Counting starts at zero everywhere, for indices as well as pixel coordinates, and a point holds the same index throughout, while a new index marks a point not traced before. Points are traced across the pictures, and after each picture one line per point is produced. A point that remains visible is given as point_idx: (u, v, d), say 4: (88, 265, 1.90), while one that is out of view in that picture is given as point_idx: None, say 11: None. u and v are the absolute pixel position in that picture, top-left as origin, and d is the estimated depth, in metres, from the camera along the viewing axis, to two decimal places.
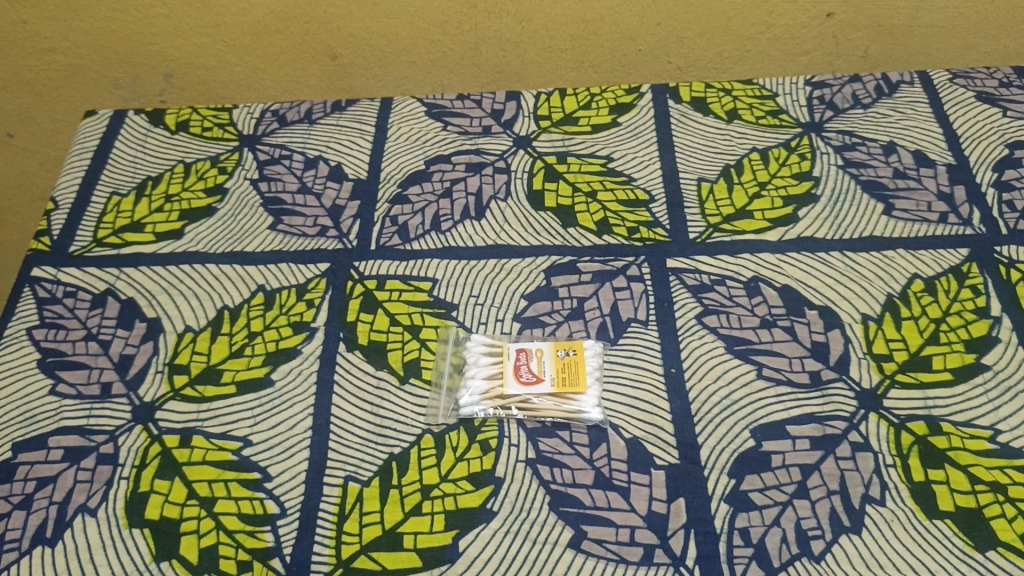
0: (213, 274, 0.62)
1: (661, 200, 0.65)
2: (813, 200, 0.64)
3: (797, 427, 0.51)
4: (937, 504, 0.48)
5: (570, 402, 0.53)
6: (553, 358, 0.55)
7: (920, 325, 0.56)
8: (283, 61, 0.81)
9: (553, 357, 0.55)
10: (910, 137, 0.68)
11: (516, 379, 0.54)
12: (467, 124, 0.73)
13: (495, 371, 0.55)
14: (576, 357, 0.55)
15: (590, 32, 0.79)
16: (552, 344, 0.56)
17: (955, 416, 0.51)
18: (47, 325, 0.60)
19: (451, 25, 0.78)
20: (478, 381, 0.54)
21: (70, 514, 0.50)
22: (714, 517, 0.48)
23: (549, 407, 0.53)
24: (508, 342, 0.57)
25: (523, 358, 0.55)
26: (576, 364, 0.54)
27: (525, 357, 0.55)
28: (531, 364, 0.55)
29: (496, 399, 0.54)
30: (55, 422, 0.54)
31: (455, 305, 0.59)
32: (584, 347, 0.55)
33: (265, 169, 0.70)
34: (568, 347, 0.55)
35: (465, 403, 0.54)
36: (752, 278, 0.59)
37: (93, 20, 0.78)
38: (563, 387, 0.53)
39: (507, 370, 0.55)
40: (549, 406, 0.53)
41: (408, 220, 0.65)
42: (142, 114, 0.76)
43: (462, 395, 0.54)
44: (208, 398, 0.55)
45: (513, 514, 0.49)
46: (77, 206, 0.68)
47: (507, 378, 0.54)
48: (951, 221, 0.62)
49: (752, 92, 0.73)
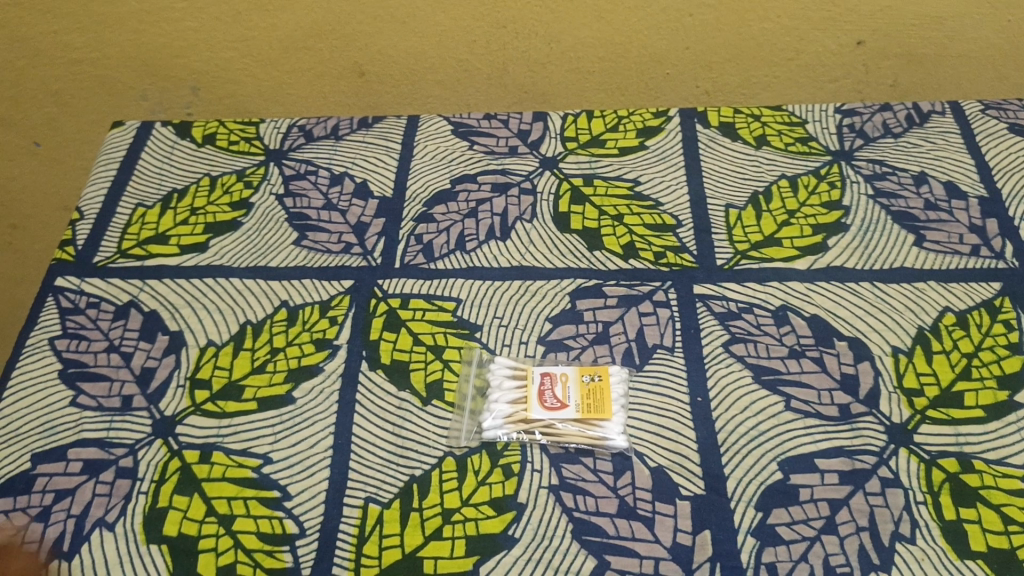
0: (236, 288, 0.62)
1: (688, 225, 0.64)
2: (843, 229, 0.63)
3: (826, 461, 0.50)
4: (969, 544, 0.47)
5: (595, 429, 0.52)
6: (578, 382, 0.54)
7: (951, 360, 0.55)
8: (310, 77, 0.81)
9: (578, 381, 0.55)
10: (942, 168, 0.67)
11: (540, 404, 0.54)
12: (494, 144, 0.72)
13: (520, 394, 0.54)
14: (601, 383, 0.54)
15: (619, 54, 0.78)
16: (576, 368, 0.55)
17: (987, 454, 0.50)
18: (70, 335, 0.59)
19: (479, 44, 0.78)
20: (501, 404, 0.54)
21: (88, 528, 0.50)
22: (740, 551, 0.47)
23: (573, 432, 0.52)
24: (532, 366, 0.56)
25: (548, 382, 0.55)
26: (603, 389, 0.54)
27: (549, 381, 0.55)
28: (554, 387, 0.54)
29: (520, 424, 0.53)
30: (75, 434, 0.54)
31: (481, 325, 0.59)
32: (611, 370, 0.55)
33: (290, 184, 0.70)
34: (594, 372, 0.55)
35: (487, 426, 0.53)
36: (781, 307, 0.58)
37: (123, 32, 0.78)
38: (587, 414, 0.53)
39: (530, 394, 0.54)
40: (573, 432, 0.52)
41: (433, 238, 0.65)
42: (169, 125, 0.76)
43: (484, 418, 0.53)
44: (228, 414, 0.55)
45: (535, 541, 0.48)
46: (102, 216, 0.68)
47: (531, 403, 0.54)
48: (982, 253, 0.61)
49: (781, 119, 0.73)
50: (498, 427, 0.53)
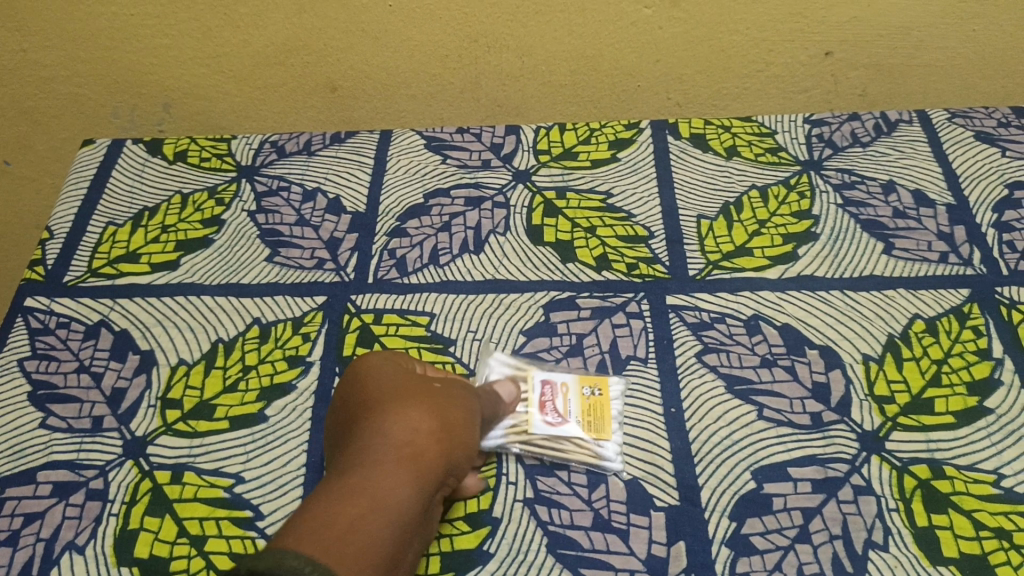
0: (208, 306, 0.61)
1: (661, 237, 0.65)
2: (813, 238, 0.63)
3: (798, 470, 0.51)
4: (941, 550, 0.47)
5: (596, 448, 0.52)
6: (579, 396, 0.55)
7: (922, 367, 0.55)
8: (281, 92, 0.80)
9: (579, 394, 0.55)
10: (910, 176, 0.68)
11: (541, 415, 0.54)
12: (467, 157, 0.72)
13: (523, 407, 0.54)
14: (601, 398, 0.55)
15: (590, 67, 0.78)
16: (577, 381, 0.55)
17: (958, 460, 0.51)
18: (39, 356, 0.59)
19: (451, 59, 0.77)
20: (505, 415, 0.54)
21: (57, 552, 0.49)
22: (714, 561, 0.47)
23: (573, 450, 0.52)
24: (533, 374, 0.56)
25: (549, 392, 0.55)
26: (603, 406, 0.54)
27: (550, 391, 0.55)
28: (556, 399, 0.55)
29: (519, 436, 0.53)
30: (45, 456, 0.54)
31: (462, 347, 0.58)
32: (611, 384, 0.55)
33: (262, 201, 0.69)
34: (594, 385, 0.55)
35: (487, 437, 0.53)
36: (753, 316, 0.58)
37: (93, 49, 0.77)
38: (590, 431, 0.53)
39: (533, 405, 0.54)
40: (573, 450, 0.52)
41: (406, 253, 0.64)
42: (140, 143, 0.76)
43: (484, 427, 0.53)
44: (200, 433, 0.54)
45: (510, 556, 0.48)
46: (72, 234, 0.68)
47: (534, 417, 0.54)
48: (951, 260, 0.61)
49: (752, 130, 0.73)
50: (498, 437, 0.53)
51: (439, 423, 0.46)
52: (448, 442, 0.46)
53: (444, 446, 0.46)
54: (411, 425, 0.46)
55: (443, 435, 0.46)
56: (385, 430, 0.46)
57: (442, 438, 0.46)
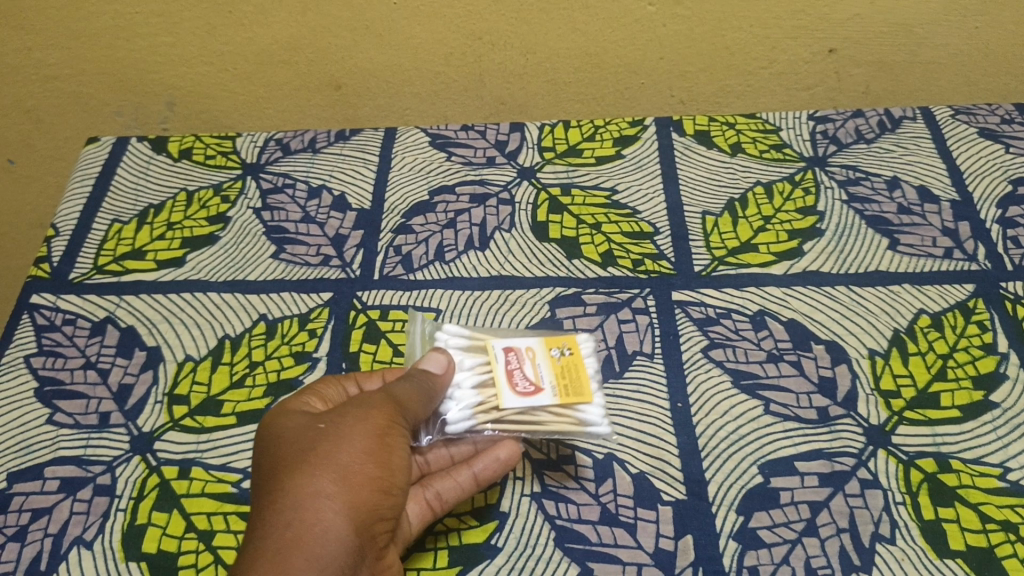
0: (214, 302, 0.61)
1: (666, 233, 0.65)
2: (819, 234, 0.64)
3: (805, 464, 0.51)
4: (948, 543, 0.47)
5: (574, 414, 0.52)
6: (548, 358, 0.54)
7: (927, 361, 0.55)
8: (286, 90, 0.80)
9: (547, 356, 0.54)
10: (914, 173, 0.68)
11: (511, 387, 0.52)
12: (472, 155, 0.72)
13: (482, 380, 0.53)
14: (570, 358, 0.54)
15: (595, 64, 0.78)
16: (542, 344, 0.54)
17: (964, 453, 0.51)
18: (46, 353, 0.59)
19: (456, 56, 0.77)
20: (465, 394, 0.52)
21: (65, 547, 0.49)
22: (722, 555, 0.47)
23: (551, 420, 0.52)
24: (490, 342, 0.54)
25: (515, 360, 0.53)
26: (574, 367, 0.53)
27: (516, 359, 0.53)
28: (523, 366, 0.53)
29: (485, 415, 0.52)
30: (52, 452, 0.54)
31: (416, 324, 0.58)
32: (579, 345, 0.55)
33: (268, 198, 0.69)
34: (559, 347, 0.54)
35: (450, 422, 0.51)
36: (758, 312, 0.58)
37: (97, 47, 0.77)
38: (566, 398, 0.52)
39: (500, 378, 0.52)
40: (551, 420, 0.52)
41: (412, 250, 0.65)
42: (144, 141, 0.76)
43: (447, 412, 0.52)
44: (207, 429, 0.54)
45: (518, 550, 0.48)
46: (78, 232, 0.68)
47: (502, 389, 0.52)
48: (955, 256, 0.62)
49: (756, 127, 0.73)
50: (464, 420, 0.51)
51: (369, 431, 0.45)
52: (383, 451, 0.45)
53: (380, 456, 0.44)
54: (339, 442, 0.44)
55: (376, 446, 0.45)
56: (314, 457, 0.43)
57: (372, 446, 0.44)
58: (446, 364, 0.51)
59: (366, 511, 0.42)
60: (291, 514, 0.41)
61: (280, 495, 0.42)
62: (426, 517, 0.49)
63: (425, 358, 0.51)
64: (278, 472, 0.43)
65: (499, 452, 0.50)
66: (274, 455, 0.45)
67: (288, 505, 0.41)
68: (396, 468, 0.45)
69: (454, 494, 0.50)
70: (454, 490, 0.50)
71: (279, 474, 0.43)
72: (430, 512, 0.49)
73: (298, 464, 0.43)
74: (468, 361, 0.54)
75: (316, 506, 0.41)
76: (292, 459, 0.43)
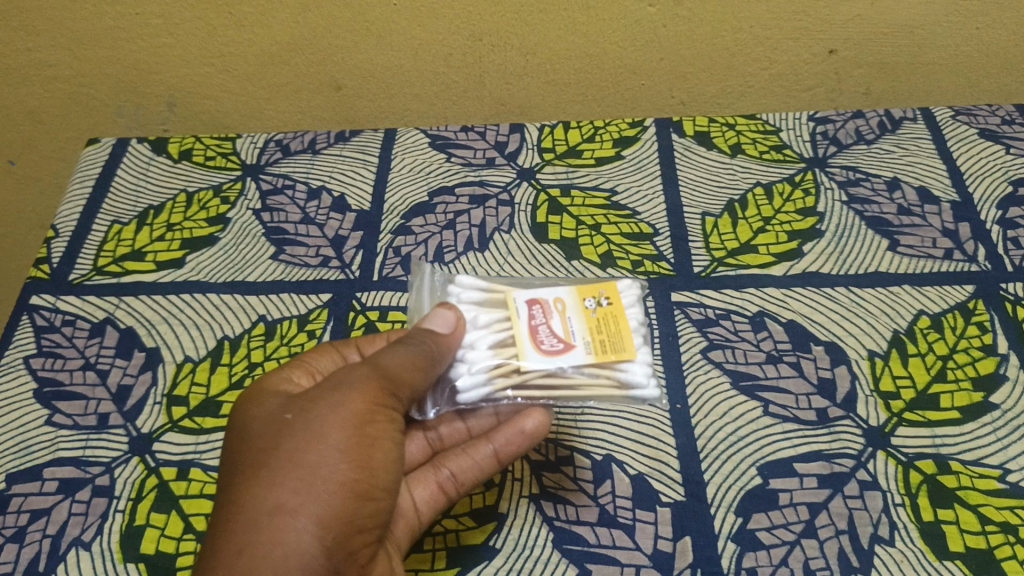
0: (213, 303, 0.61)
1: (666, 234, 0.65)
2: (818, 235, 0.64)
3: (805, 465, 0.51)
4: (947, 545, 0.47)
5: (613, 373, 0.49)
6: (581, 311, 0.51)
7: (927, 363, 0.55)
8: (286, 92, 0.79)
9: (580, 309, 0.51)
10: (914, 173, 0.68)
11: (537, 345, 0.49)
12: (471, 156, 0.72)
13: (499, 339, 0.50)
14: (606, 310, 0.51)
15: (594, 66, 0.76)
16: (575, 295, 0.52)
17: (964, 455, 0.51)
18: (45, 354, 0.59)
19: (456, 57, 0.76)
20: (480, 356, 0.49)
21: (64, 548, 0.49)
22: (720, 557, 0.47)
23: (587, 382, 0.49)
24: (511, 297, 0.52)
25: (542, 316, 0.51)
26: (609, 320, 0.51)
27: (541, 314, 0.51)
28: (549, 321, 0.51)
29: (502, 379, 0.49)
30: (51, 453, 0.54)
31: (422, 279, 0.57)
32: (617, 296, 0.52)
33: (267, 199, 0.69)
34: (595, 299, 0.52)
35: (462, 390, 0.49)
36: (758, 313, 0.58)
37: (95, 49, 0.76)
38: (604, 356, 0.49)
39: (523, 335, 0.50)
40: (586, 379, 0.49)
41: (411, 251, 0.65)
42: (144, 142, 0.76)
43: (461, 379, 0.49)
44: (206, 430, 0.54)
45: (516, 551, 0.48)
46: (77, 234, 0.68)
47: (523, 348, 0.49)
48: (956, 257, 0.61)
49: (755, 128, 0.73)
50: (478, 386, 0.49)
51: (348, 423, 0.43)
52: (362, 446, 0.43)
53: (357, 454, 0.43)
54: (310, 442, 0.42)
55: (354, 442, 0.43)
56: (281, 463, 0.42)
57: (348, 444, 0.42)
58: (453, 320, 0.49)
59: (336, 522, 0.41)
60: (248, 534, 0.40)
61: (243, 509, 0.41)
62: (439, 502, 0.50)
63: (433, 315, 0.49)
64: (246, 476, 0.42)
65: (526, 423, 0.50)
66: (249, 448, 0.44)
67: (248, 522, 0.40)
68: (379, 463, 0.43)
69: (473, 475, 0.50)
70: (472, 472, 0.50)
71: (247, 479, 0.42)
72: (444, 496, 0.50)
73: (264, 472, 0.42)
74: (484, 317, 0.51)
75: (276, 525, 0.40)
76: (261, 462, 0.42)
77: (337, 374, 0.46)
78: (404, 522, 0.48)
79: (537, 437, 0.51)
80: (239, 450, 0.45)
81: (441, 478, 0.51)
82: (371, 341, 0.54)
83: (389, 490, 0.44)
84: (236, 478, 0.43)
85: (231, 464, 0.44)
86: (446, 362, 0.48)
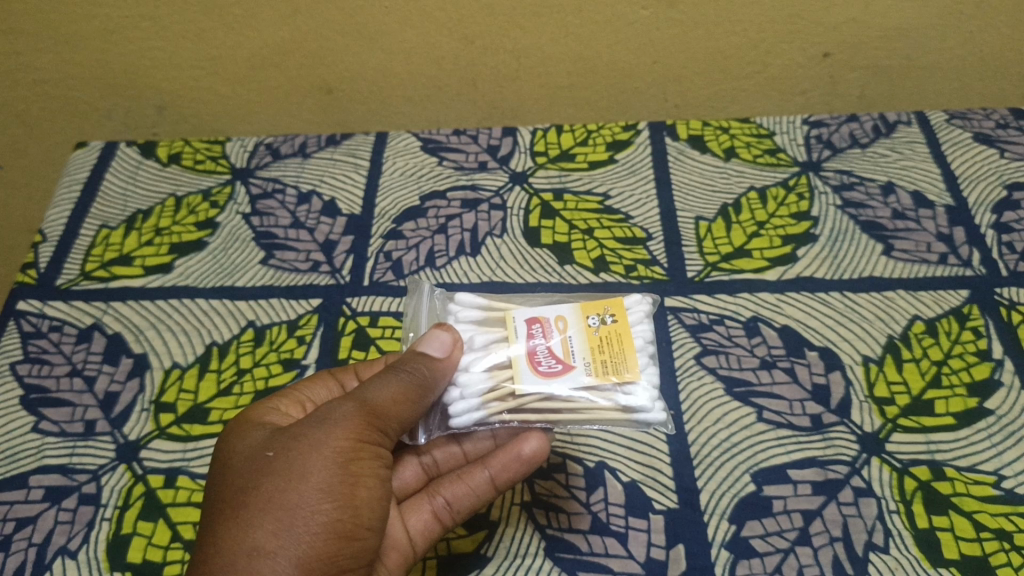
0: (201, 309, 0.61)
1: (659, 238, 0.64)
2: (813, 239, 0.63)
3: (799, 471, 0.50)
4: (942, 552, 0.47)
5: (614, 396, 0.48)
6: (583, 329, 0.50)
7: (922, 368, 0.55)
8: (277, 95, 0.79)
9: (583, 327, 0.50)
10: (909, 178, 0.67)
11: (533, 366, 0.49)
12: (462, 159, 0.72)
13: (495, 362, 0.50)
14: (609, 329, 0.50)
15: (588, 69, 0.76)
16: (579, 312, 0.51)
17: (959, 461, 0.50)
18: (32, 360, 0.58)
19: (448, 60, 0.75)
20: (473, 379, 0.49)
21: (49, 557, 0.49)
22: (714, 565, 0.47)
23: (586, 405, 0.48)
24: (511, 316, 0.51)
25: (540, 333, 0.50)
26: (612, 340, 0.49)
27: (540, 333, 0.50)
28: (549, 341, 0.50)
29: (496, 404, 0.48)
30: (37, 461, 0.53)
31: (420, 297, 0.56)
32: (623, 313, 0.51)
33: (257, 204, 0.69)
34: (599, 316, 0.50)
35: (456, 415, 0.48)
36: (752, 318, 0.58)
37: (83, 52, 0.75)
38: (601, 376, 0.48)
39: (520, 357, 0.49)
40: (585, 400, 0.48)
41: (403, 255, 0.64)
42: (133, 145, 0.75)
43: (454, 403, 0.49)
44: (193, 437, 0.54)
45: (507, 561, 0.48)
46: (65, 239, 0.67)
47: (519, 370, 0.48)
48: (951, 261, 0.61)
49: (750, 131, 0.73)
50: (471, 411, 0.48)
51: (332, 461, 0.42)
52: (344, 485, 0.42)
53: (339, 493, 0.42)
54: (292, 482, 0.41)
55: (337, 482, 0.42)
56: (259, 503, 0.41)
57: (330, 483, 0.42)
58: (449, 344, 0.48)
59: (315, 563, 0.40)
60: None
61: (218, 551, 0.40)
62: (433, 531, 0.48)
63: (428, 337, 0.48)
64: (224, 516, 0.41)
65: (523, 449, 0.48)
66: (229, 486, 0.43)
67: (223, 565, 0.39)
68: (363, 502, 0.43)
69: (467, 504, 0.48)
70: (468, 499, 0.49)
71: (224, 521, 0.41)
72: (438, 524, 0.48)
73: (243, 513, 0.41)
74: (480, 338, 0.50)
75: (253, 568, 0.39)
76: (239, 501, 0.41)
77: (320, 407, 0.45)
78: (396, 554, 0.47)
79: (535, 463, 0.48)
80: (218, 487, 0.44)
81: (435, 505, 0.49)
82: (369, 367, 0.53)
83: (372, 529, 0.43)
84: (214, 516, 0.42)
85: (210, 501, 0.43)
86: (438, 389, 0.47)
